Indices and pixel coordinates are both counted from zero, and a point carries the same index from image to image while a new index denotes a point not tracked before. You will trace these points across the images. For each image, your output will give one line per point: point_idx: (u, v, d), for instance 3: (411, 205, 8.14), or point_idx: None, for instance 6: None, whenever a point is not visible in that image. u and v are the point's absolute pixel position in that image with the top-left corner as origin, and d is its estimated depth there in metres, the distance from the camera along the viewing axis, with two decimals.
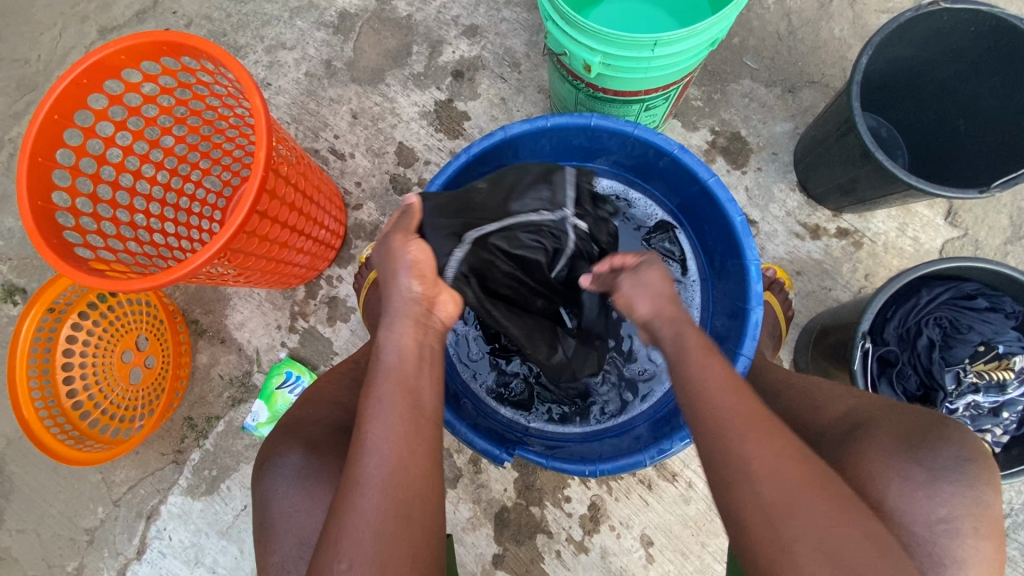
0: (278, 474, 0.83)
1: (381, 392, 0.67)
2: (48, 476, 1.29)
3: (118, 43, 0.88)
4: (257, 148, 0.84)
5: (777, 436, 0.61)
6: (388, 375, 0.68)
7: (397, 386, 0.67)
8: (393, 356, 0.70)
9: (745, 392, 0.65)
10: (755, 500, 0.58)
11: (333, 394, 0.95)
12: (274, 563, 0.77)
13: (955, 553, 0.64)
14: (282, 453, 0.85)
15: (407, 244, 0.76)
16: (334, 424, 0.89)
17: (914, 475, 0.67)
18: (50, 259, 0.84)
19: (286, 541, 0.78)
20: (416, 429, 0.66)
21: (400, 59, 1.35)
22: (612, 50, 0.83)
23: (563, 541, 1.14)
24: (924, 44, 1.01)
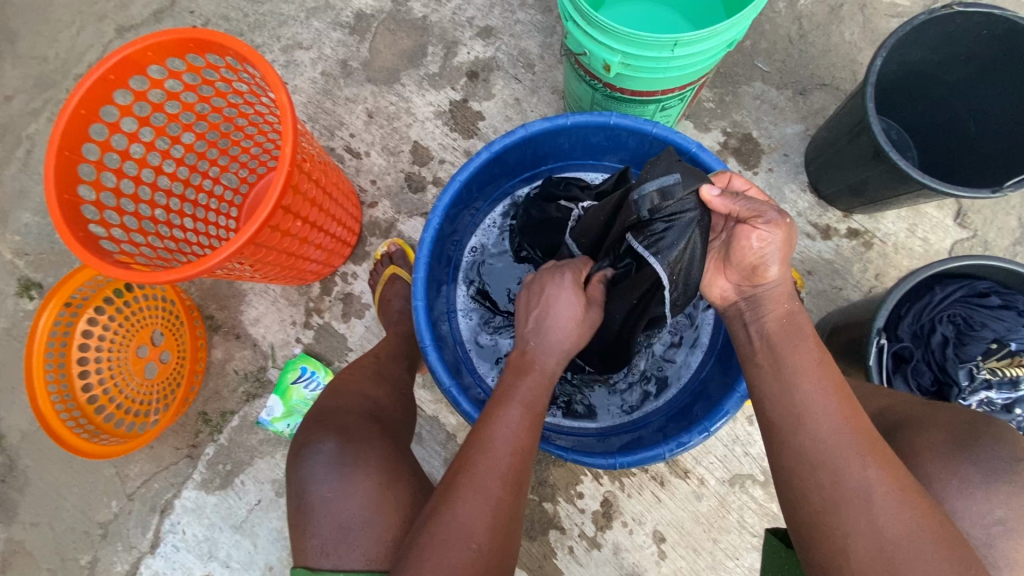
0: (314, 461, 0.83)
1: (515, 400, 0.73)
2: (63, 469, 1.29)
3: (146, 40, 0.89)
4: (284, 144, 0.86)
5: (898, 465, 0.63)
6: (525, 390, 0.75)
7: (526, 400, 0.74)
8: (537, 377, 0.77)
9: (857, 412, 0.67)
10: (870, 526, 0.59)
11: (361, 385, 0.96)
12: (314, 548, 0.78)
13: (1000, 555, 0.63)
14: (318, 441, 0.85)
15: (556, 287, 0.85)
16: (365, 413, 0.91)
17: (969, 475, 0.66)
18: (77, 251, 0.85)
19: (325, 525, 0.79)
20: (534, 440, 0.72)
21: (416, 59, 1.37)
22: (632, 50, 0.84)
23: (575, 537, 1.15)
24: (937, 47, 1.03)
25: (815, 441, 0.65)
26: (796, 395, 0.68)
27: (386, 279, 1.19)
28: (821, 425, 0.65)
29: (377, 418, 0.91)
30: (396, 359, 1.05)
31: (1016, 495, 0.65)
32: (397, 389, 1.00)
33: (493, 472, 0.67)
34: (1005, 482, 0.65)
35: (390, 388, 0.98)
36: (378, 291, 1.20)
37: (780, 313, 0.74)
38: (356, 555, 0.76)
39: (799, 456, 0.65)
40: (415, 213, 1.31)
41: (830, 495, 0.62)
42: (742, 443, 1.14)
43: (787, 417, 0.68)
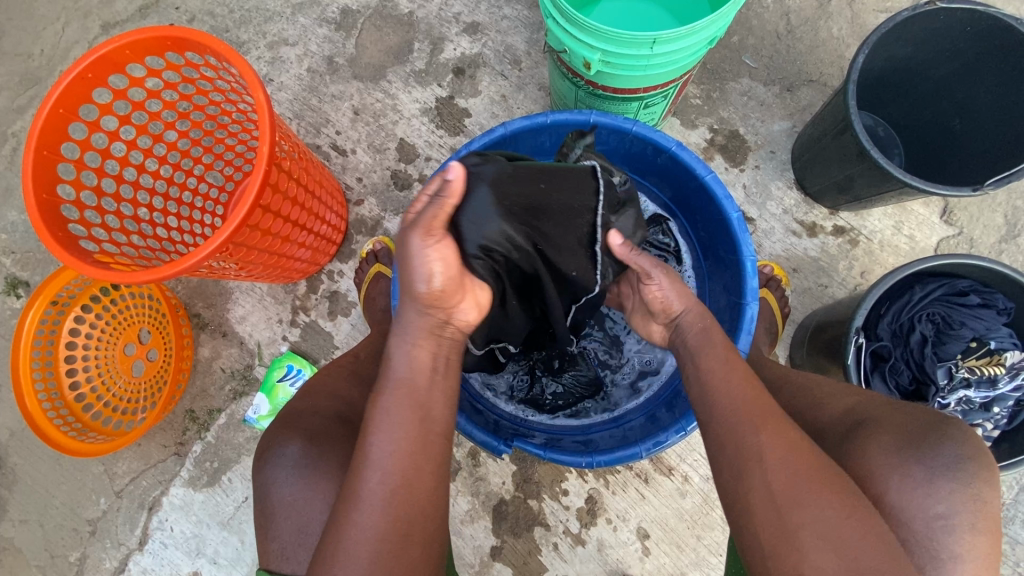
0: (278, 463, 0.86)
1: (390, 400, 0.68)
2: (50, 466, 1.30)
3: (123, 38, 0.89)
4: (261, 142, 0.85)
5: (792, 432, 0.64)
6: (396, 389, 0.69)
7: (401, 401, 0.68)
8: (401, 368, 0.70)
9: (757, 389, 0.69)
10: (765, 488, 0.61)
11: (332, 385, 0.97)
12: (274, 551, 0.81)
13: (942, 547, 0.66)
14: (282, 445, 0.87)
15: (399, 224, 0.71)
16: (335, 415, 0.91)
17: (913, 474, 0.68)
18: (55, 251, 0.84)
19: (285, 528, 0.82)
20: (412, 440, 0.67)
21: (402, 55, 1.36)
22: (611, 48, 0.84)
23: (560, 533, 1.15)
24: (920, 43, 1.02)
25: (728, 414, 0.67)
26: None
27: (370, 277, 1.20)
28: (733, 405, 0.67)
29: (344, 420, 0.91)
30: (375, 357, 1.04)
31: (959, 491, 0.67)
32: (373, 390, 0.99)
33: (363, 493, 0.64)
34: (950, 479, 0.67)
35: (366, 389, 0.98)
36: (363, 289, 1.21)
37: (696, 329, 0.79)
38: None
39: (712, 432, 0.68)
40: (401, 210, 1.31)
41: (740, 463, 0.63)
42: None
43: (698, 404, 0.71)
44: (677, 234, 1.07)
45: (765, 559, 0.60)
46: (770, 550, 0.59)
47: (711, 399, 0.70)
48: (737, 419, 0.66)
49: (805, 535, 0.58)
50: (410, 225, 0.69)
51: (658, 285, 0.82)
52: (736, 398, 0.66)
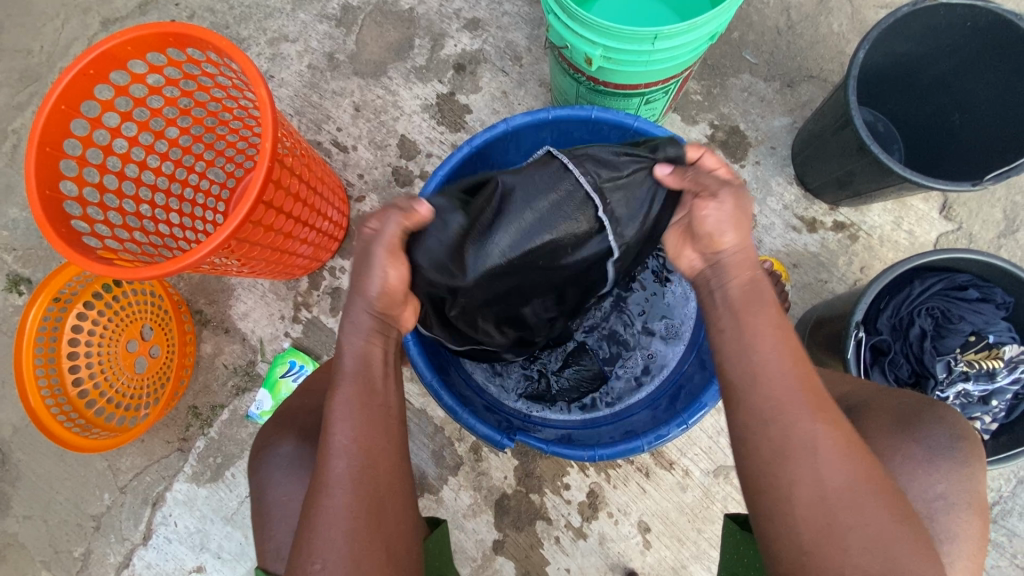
0: (272, 463, 0.87)
1: (343, 390, 0.70)
2: (54, 462, 1.31)
3: (125, 34, 0.89)
4: (264, 139, 0.86)
5: (841, 423, 0.62)
6: (348, 380, 0.70)
7: (354, 391, 0.69)
8: (349, 361, 0.72)
9: (808, 372, 0.65)
10: (814, 481, 0.59)
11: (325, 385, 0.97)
12: (270, 550, 0.82)
13: (942, 527, 0.68)
14: (276, 444, 0.88)
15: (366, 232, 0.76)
16: None
17: (912, 453, 0.70)
18: (59, 247, 0.85)
19: (281, 528, 0.83)
20: (369, 425, 0.68)
21: (402, 51, 1.36)
22: (613, 43, 0.84)
23: (562, 527, 1.16)
24: (920, 38, 1.03)
25: (773, 401, 0.62)
26: (759, 360, 0.64)
27: None
28: (787, 388, 0.63)
29: None
30: None
31: (956, 469, 0.69)
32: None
33: (331, 480, 0.65)
34: (946, 458, 0.69)
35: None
36: None
37: (743, 279, 0.70)
38: None
39: (753, 412, 0.63)
40: None
41: (783, 454, 0.60)
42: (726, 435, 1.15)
43: (747, 385, 0.64)
44: None
45: (802, 555, 0.58)
46: (808, 546, 0.58)
47: (757, 378, 0.64)
48: (790, 407, 0.62)
49: (849, 532, 0.58)
50: (374, 240, 0.74)
51: (719, 204, 0.71)
52: (784, 389, 0.62)
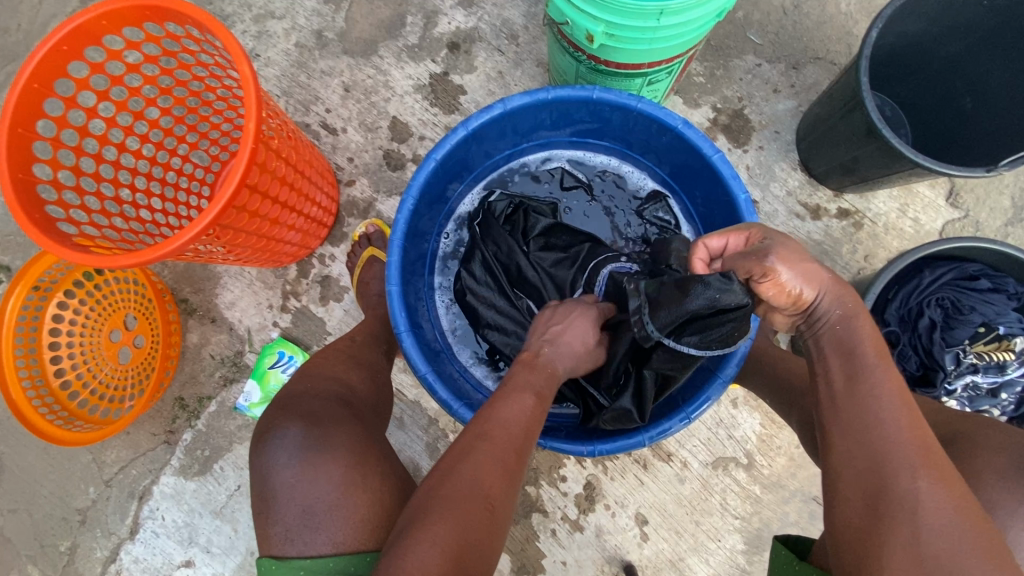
0: (278, 448, 0.78)
1: (525, 385, 0.75)
2: (37, 455, 1.27)
3: (98, 8, 0.83)
4: (247, 119, 0.81)
5: (956, 479, 0.53)
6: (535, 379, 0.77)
7: (535, 388, 0.75)
8: (539, 371, 0.79)
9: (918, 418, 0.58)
10: (910, 538, 0.51)
11: (330, 368, 0.92)
12: (276, 535, 0.73)
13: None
14: (283, 427, 0.80)
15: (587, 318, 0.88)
16: (333, 396, 0.86)
17: None
18: (33, 234, 0.80)
19: (289, 510, 0.74)
20: (537, 413, 0.73)
21: (394, 29, 1.30)
22: (616, 19, 0.79)
23: (558, 520, 1.14)
24: (934, 19, 0.98)
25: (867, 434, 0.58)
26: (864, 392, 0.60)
27: (364, 261, 1.16)
28: (889, 437, 0.56)
29: (346, 402, 0.86)
30: (370, 343, 1.02)
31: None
32: (372, 372, 0.96)
33: (483, 452, 0.65)
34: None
35: (366, 374, 0.95)
36: (356, 273, 1.17)
37: (835, 320, 0.66)
38: (322, 539, 0.72)
39: (848, 462, 0.58)
40: (394, 191, 1.26)
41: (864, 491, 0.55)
42: (726, 426, 1.13)
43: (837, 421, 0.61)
44: (677, 212, 1.06)
45: None
46: None
47: (865, 424, 0.58)
48: (891, 455, 0.55)
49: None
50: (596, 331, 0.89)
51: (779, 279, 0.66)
52: (873, 417, 0.58)
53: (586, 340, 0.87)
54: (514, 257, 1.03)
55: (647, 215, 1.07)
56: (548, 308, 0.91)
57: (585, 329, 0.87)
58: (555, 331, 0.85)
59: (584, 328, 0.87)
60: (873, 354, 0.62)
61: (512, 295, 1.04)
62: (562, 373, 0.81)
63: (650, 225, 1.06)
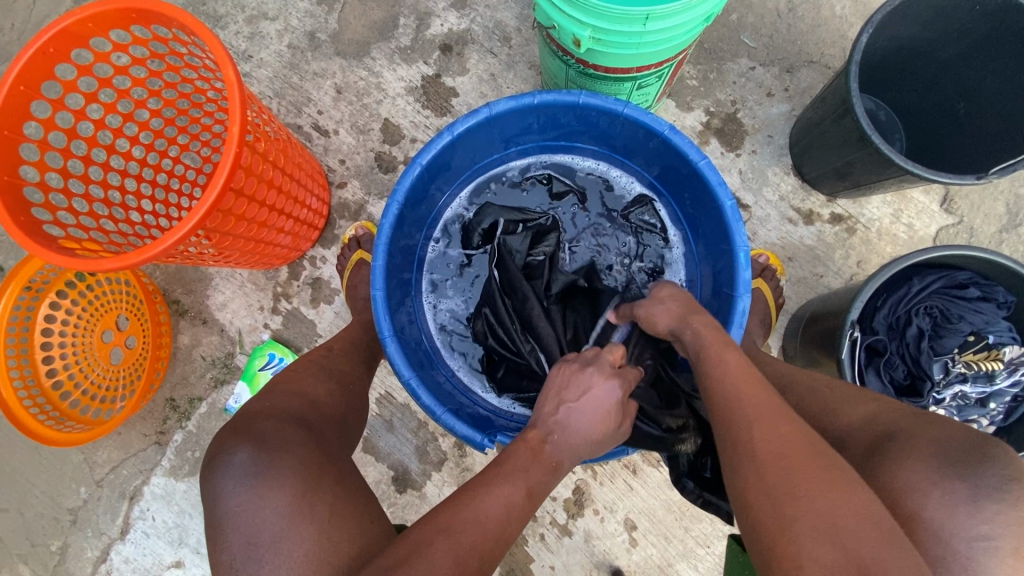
0: (224, 473, 0.73)
1: (513, 480, 0.70)
2: (29, 455, 1.28)
3: (84, 10, 0.83)
4: (231, 122, 0.81)
5: (795, 425, 0.62)
6: (532, 471, 0.72)
7: (530, 482, 0.70)
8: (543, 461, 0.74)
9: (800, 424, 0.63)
10: (757, 481, 0.58)
11: (300, 382, 0.90)
12: (222, 564, 0.67)
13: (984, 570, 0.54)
14: (231, 452, 0.75)
15: (609, 396, 0.81)
16: (292, 416, 0.81)
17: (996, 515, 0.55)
18: (17, 237, 0.80)
19: (235, 537, 0.68)
20: (522, 513, 0.68)
21: (387, 31, 1.30)
22: (602, 23, 0.79)
23: (547, 524, 1.14)
24: (927, 24, 0.98)
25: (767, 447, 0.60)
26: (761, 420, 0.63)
27: (353, 264, 1.16)
28: (729, 398, 0.68)
29: (304, 422, 0.82)
30: (350, 351, 1.00)
31: (1006, 513, 0.55)
32: (343, 386, 0.94)
33: (449, 532, 0.62)
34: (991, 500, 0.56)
35: (333, 386, 0.92)
36: (345, 276, 1.17)
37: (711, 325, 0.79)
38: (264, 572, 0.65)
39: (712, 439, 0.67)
40: (385, 194, 1.26)
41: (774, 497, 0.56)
42: None
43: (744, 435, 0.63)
44: (664, 215, 1.06)
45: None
46: None
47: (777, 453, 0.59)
48: (733, 414, 0.66)
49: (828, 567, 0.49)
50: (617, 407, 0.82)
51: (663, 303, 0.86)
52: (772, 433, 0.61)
53: (606, 426, 0.80)
54: (530, 307, 1.00)
55: (633, 218, 1.07)
56: (564, 373, 0.85)
57: (607, 415, 0.80)
58: (570, 407, 0.79)
59: (603, 409, 0.80)
60: (713, 348, 0.74)
61: (523, 346, 1.00)
62: (568, 464, 0.76)
63: (637, 228, 1.07)
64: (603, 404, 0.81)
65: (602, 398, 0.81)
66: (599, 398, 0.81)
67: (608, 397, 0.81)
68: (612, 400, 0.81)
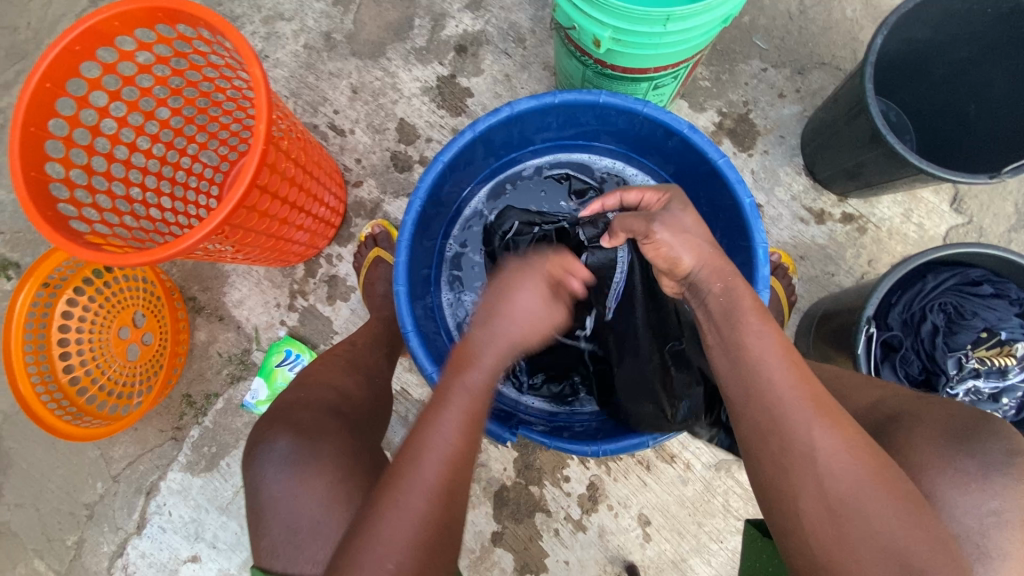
0: (266, 459, 0.78)
1: (452, 407, 0.65)
2: (46, 450, 1.29)
3: (111, 9, 0.84)
4: (258, 121, 0.82)
5: (847, 424, 0.60)
6: (467, 392, 0.66)
7: (463, 398, 0.66)
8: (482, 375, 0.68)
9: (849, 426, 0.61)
10: (817, 489, 0.57)
11: (326, 375, 0.91)
12: (263, 549, 0.74)
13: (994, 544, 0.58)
14: (270, 439, 0.79)
15: (535, 291, 0.74)
16: (325, 407, 0.84)
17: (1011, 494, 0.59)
18: (45, 232, 0.82)
19: (275, 525, 0.75)
20: (467, 437, 0.65)
21: (402, 32, 1.31)
22: (623, 24, 0.80)
23: (561, 519, 1.15)
24: (940, 26, 0.99)
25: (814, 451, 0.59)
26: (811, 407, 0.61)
27: (370, 262, 1.17)
28: (775, 386, 0.62)
29: (336, 412, 0.83)
30: (372, 346, 1.01)
31: (1013, 487, 0.59)
32: (369, 379, 0.94)
33: (417, 485, 0.61)
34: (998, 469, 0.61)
35: (361, 378, 0.93)
36: (362, 273, 1.18)
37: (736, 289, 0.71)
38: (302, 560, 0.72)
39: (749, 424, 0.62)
40: (401, 192, 1.27)
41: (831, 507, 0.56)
42: None
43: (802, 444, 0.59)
44: None
45: None
46: None
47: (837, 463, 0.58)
48: (782, 406, 0.61)
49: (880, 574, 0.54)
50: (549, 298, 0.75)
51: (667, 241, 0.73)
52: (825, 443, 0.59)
53: (537, 320, 0.73)
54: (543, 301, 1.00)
55: None
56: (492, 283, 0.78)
57: (537, 306, 0.73)
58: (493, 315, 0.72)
59: (536, 306, 0.73)
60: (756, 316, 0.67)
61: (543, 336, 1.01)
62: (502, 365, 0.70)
63: None
64: (532, 299, 0.73)
65: (525, 293, 0.73)
66: (525, 299, 0.73)
67: (535, 291, 0.74)
68: (540, 292, 0.74)
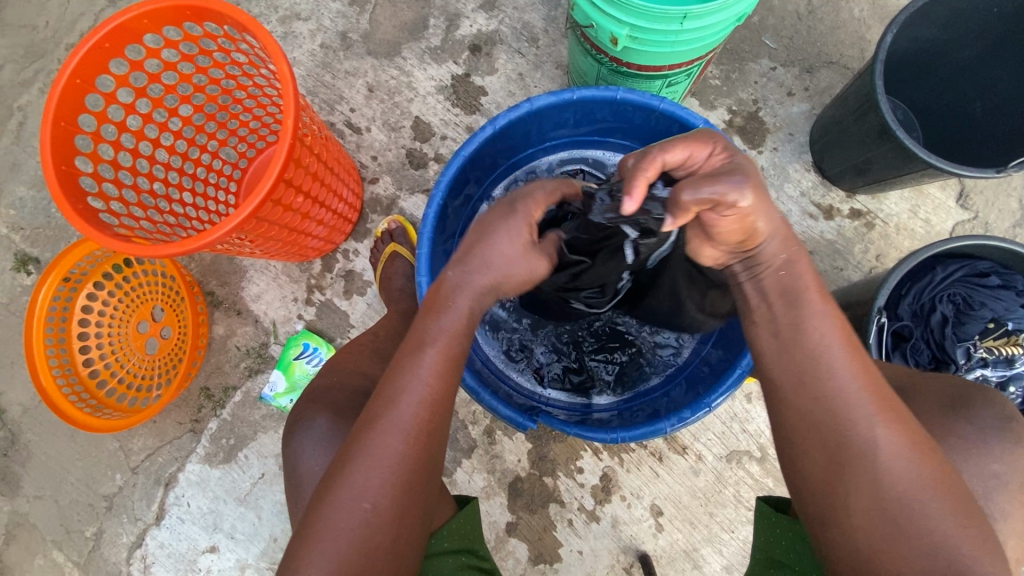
0: (305, 437, 0.82)
1: (430, 347, 0.68)
2: (65, 443, 1.30)
3: (140, 7, 0.87)
4: (286, 116, 0.84)
5: (908, 424, 0.62)
6: (444, 335, 0.69)
7: (437, 338, 0.69)
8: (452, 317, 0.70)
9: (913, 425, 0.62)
10: (872, 486, 0.59)
11: (352, 364, 0.93)
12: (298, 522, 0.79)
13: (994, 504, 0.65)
14: (310, 419, 0.83)
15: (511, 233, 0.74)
16: (358, 391, 0.88)
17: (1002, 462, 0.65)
18: (77, 224, 0.84)
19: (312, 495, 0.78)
20: (436, 377, 0.67)
21: (417, 31, 1.34)
22: (641, 22, 0.82)
23: (575, 510, 1.17)
24: (947, 25, 1.02)
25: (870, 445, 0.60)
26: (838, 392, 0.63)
27: (387, 256, 1.19)
28: (824, 382, 0.63)
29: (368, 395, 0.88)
30: (394, 337, 1.03)
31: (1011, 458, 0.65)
32: None
33: (393, 427, 0.64)
34: (1000, 439, 0.67)
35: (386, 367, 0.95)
36: (379, 267, 1.20)
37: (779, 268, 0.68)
38: None
39: (801, 419, 0.63)
40: (416, 189, 1.30)
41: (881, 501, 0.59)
42: (740, 420, 1.16)
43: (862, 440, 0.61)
44: None
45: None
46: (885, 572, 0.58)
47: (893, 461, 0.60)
48: (838, 405, 0.62)
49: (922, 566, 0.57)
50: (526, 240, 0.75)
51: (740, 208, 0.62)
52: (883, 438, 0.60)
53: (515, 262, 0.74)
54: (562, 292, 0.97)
55: None
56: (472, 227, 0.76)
57: (509, 247, 0.73)
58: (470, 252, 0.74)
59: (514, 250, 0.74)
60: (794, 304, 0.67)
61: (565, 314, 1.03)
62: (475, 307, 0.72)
63: None
64: (510, 242, 0.73)
65: (502, 235, 0.74)
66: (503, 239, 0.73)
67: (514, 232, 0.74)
68: (518, 235, 0.74)
